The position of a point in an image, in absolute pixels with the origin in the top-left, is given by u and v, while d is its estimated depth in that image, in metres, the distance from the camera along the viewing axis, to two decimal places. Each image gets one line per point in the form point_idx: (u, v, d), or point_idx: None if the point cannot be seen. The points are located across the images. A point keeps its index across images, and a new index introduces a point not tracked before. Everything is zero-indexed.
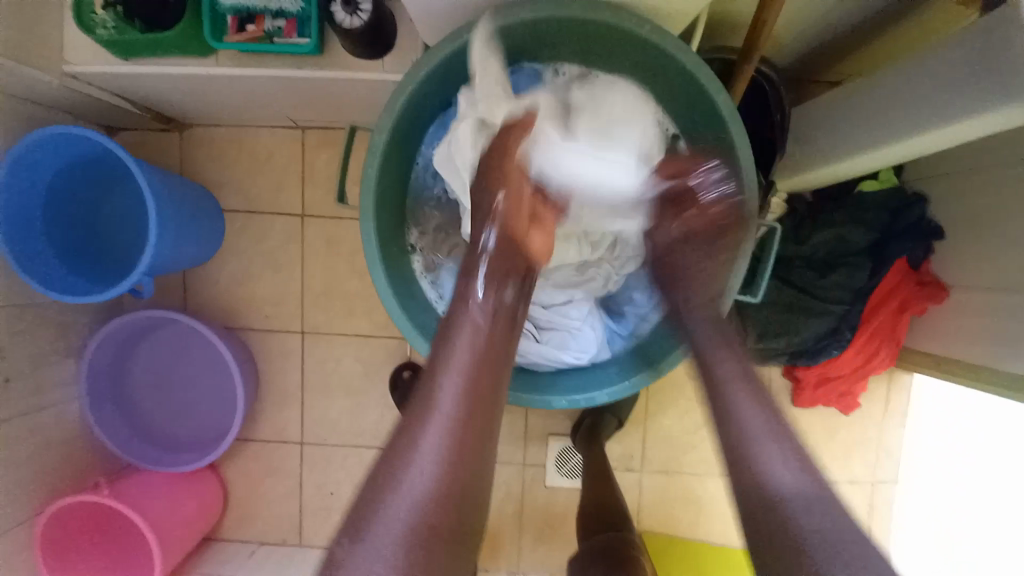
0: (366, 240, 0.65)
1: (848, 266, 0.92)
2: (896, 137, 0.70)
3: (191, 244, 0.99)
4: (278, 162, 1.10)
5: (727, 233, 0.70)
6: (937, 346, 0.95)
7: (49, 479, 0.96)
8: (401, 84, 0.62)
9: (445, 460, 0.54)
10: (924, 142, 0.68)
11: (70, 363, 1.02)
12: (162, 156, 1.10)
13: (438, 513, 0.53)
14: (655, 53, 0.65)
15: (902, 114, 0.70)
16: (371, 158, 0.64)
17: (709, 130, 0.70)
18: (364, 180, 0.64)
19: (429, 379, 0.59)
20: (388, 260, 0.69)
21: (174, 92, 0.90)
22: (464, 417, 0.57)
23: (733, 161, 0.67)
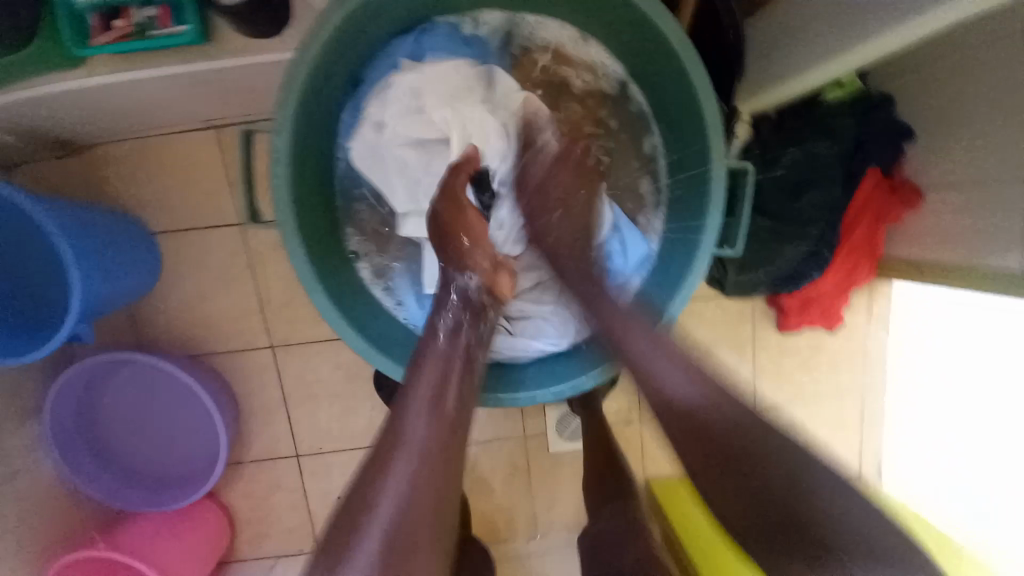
0: (292, 260, 0.58)
1: (823, 184, 0.87)
2: (859, 41, 0.64)
3: (126, 278, 0.91)
4: (202, 170, 0.99)
5: (695, 180, 0.64)
6: (913, 251, 0.93)
7: (40, 545, 0.92)
8: (294, 64, 0.53)
9: (413, 502, 0.50)
10: (886, 45, 0.63)
11: (31, 424, 0.95)
12: (71, 186, 0.99)
13: (408, 560, 0.48)
14: None
15: (863, 17, 0.64)
16: (277, 165, 0.56)
17: (654, 65, 0.63)
18: (275, 189, 0.56)
19: (393, 425, 0.55)
20: (326, 274, 0.63)
21: (58, 112, 0.78)
22: (432, 462, 0.53)
23: (687, 97, 0.60)
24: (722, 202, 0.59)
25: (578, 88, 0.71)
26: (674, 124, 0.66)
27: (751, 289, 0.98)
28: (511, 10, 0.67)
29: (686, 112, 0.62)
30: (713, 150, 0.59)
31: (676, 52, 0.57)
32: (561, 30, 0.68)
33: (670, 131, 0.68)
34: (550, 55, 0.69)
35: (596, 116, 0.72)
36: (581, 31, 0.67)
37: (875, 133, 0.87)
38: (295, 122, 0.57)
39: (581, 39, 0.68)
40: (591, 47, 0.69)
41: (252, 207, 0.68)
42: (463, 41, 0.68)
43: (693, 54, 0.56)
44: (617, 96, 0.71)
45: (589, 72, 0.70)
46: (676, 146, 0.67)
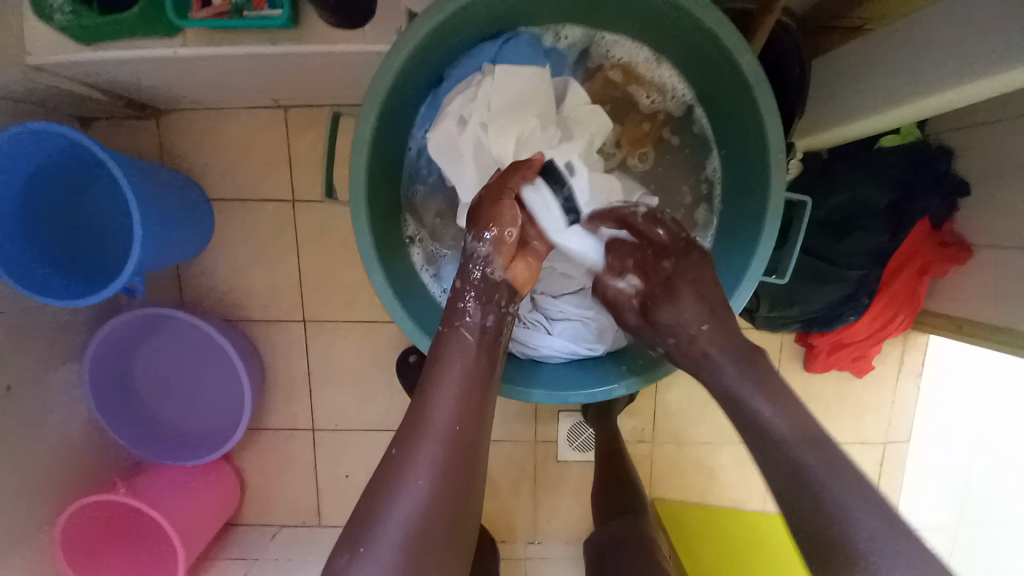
0: (360, 240, 0.61)
1: (867, 229, 0.87)
2: (926, 92, 0.64)
3: (180, 239, 0.95)
4: (262, 145, 1.04)
5: (749, 208, 0.65)
6: (954, 308, 0.92)
7: (66, 482, 0.97)
8: (388, 59, 0.57)
9: (435, 486, 0.53)
10: (958, 97, 0.62)
11: (73, 366, 1.00)
12: (141, 147, 1.05)
13: (424, 537, 0.52)
14: (668, 7, 0.58)
15: (936, 67, 0.64)
16: (359, 149, 0.59)
17: (726, 94, 0.64)
18: (354, 169, 0.60)
19: (419, 405, 0.57)
20: (386, 256, 0.65)
21: (144, 76, 0.83)
22: (452, 448, 0.55)
23: (754, 129, 0.61)
24: (775, 237, 0.60)
25: (646, 107, 0.73)
26: (737, 155, 0.67)
27: (782, 325, 0.97)
28: (591, 27, 0.69)
29: (750, 143, 0.63)
30: (773, 183, 0.60)
31: (749, 85, 0.58)
32: (636, 51, 0.69)
33: (730, 162, 0.69)
34: (623, 72, 0.71)
35: (659, 135, 0.74)
36: (657, 53, 0.69)
37: (927, 185, 0.86)
38: (378, 114, 0.60)
39: (656, 61, 0.69)
40: (663, 69, 0.70)
41: (329, 187, 0.73)
42: (542, 52, 0.69)
43: (766, 89, 0.57)
44: (682, 118, 0.73)
45: (658, 93, 0.72)
46: (734, 178, 0.69)
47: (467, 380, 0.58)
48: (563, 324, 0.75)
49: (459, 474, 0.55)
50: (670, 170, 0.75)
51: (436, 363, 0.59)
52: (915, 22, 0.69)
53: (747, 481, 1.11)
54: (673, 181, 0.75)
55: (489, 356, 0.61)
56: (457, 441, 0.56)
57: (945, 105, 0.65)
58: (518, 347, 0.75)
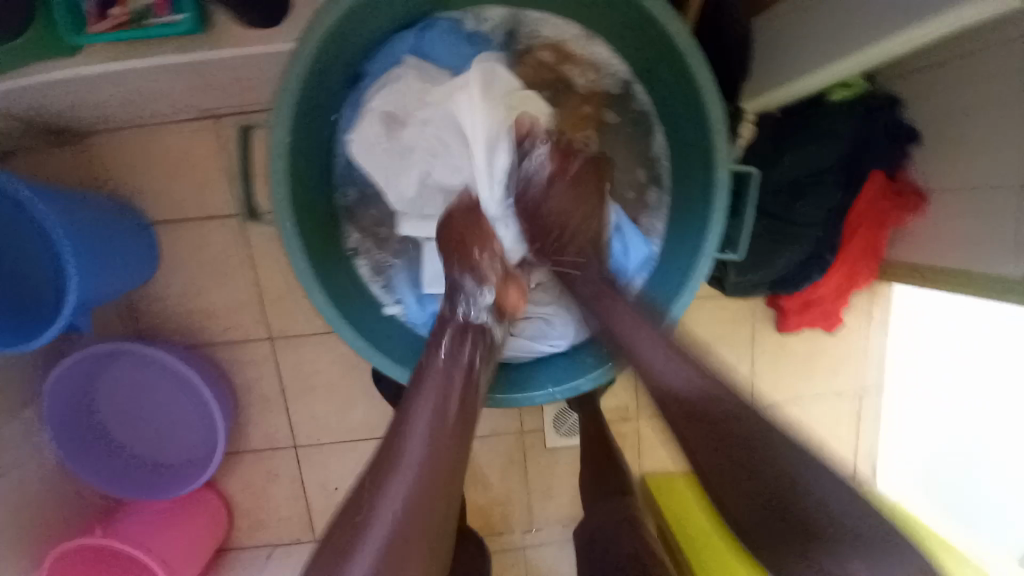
0: (291, 260, 0.58)
1: (825, 185, 0.87)
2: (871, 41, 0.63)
3: (124, 269, 0.90)
4: (201, 160, 0.99)
5: (697, 183, 0.63)
6: (915, 255, 0.93)
7: (40, 533, 0.93)
8: (294, 59, 0.53)
9: (416, 500, 0.45)
10: (903, 44, 0.61)
11: (29, 413, 0.95)
12: (69, 174, 0.98)
13: (409, 568, 0.42)
14: None
15: (875, 17, 0.63)
16: (275, 161, 0.55)
17: (660, 66, 0.62)
18: (273, 181, 0.56)
19: (395, 428, 0.51)
20: (325, 271, 0.63)
21: (57, 99, 0.77)
22: (437, 458, 0.49)
23: (691, 101, 0.59)
24: (726, 210, 0.59)
25: (582, 87, 0.70)
26: (681, 129, 0.65)
27: (750, 291, 0.97)
28: (515, 6, 0.67)
29: (690, 115, 0.61)
30: (717, 154, 0.58)
31: (682, 54, 0.56)
32: (566, 28, 0.67)
33: (674, 136, 0.67)
34: (554, 52, 0.69)
35: (601, 116, 0.72)
36: (586, 28, 0.67)
37: (876, 137, 0.86)
38: (293, 120, 0.57)
39: (586, 37, 0.67)
40: (597, 45, 0.68)
41: (249, 206, 0.69)
42: (465, 37, 0.68)
43: (701, 58, 0.55)
44: (621, 96, 0.70)
45: (593, 71, 0.69)
46: (682, 155, 0.66)
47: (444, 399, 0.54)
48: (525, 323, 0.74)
49: (443, 493, 0.47)
50: (616, 151, 0.72)
51: (418, 379, 0.56)
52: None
53: None
54: (620, 163, 0.73)
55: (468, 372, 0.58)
56: (443, 449, 0.50)
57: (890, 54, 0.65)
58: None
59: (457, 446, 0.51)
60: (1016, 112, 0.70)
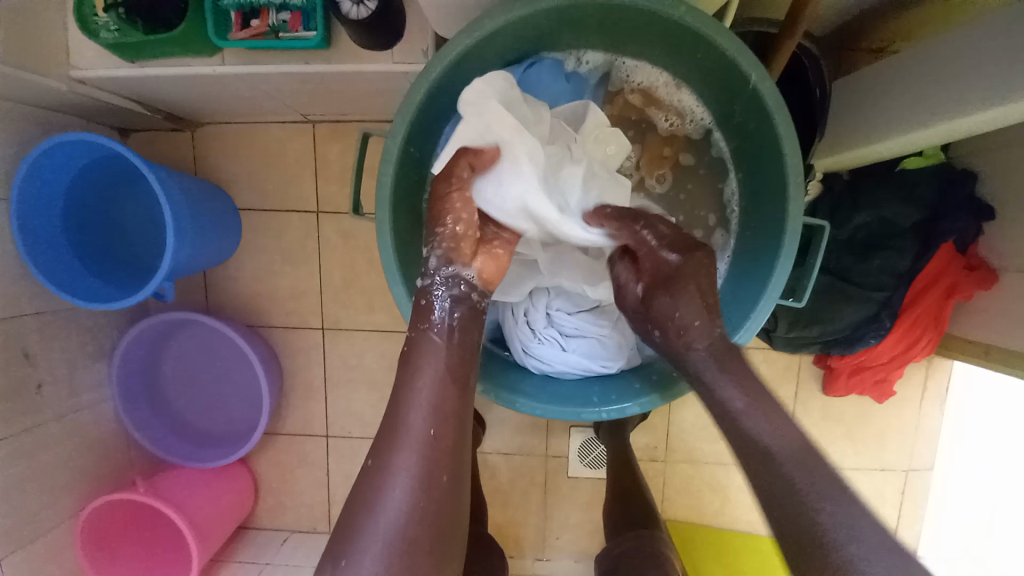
0: (383, 258, 0.63)
1: (893, 248, 0.86)
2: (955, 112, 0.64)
3: (210, 245, 0.99)
4: (290, 157, 1.08)
5: (765, 231, 0.65)
6: (980, 333, 0.90)
7: (90, 478, 1.00)
8: (415, 85, 0.59)
9: (418, 491, 0.52)
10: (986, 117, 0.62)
11: (101, 366, 1.04)
12: (176, 156, 1.09)
13: (414, 546, 0.51)
14: (691, 35, 0.59)
15: (964, 90, 0.64)
16: (384, 165, 0.61)
17: (746, 120, 0.65)
18: (379, 188, 0.62)
19: (398, 405, 0.56)
20: (408, 269, 0.68)
21: (183, 90, 0.87)
22: (434, 450, 0.54)
23: (772, 155, 0.61)
24: (793, 258, 0.60)
25: (664, 129, 0.74)
26: (755, 178, 0.67)
27: (800, 346, 0.96)
28: (612, 53, 0.71)
29: (771, 168, 0.63)
30: (792, 207, 0.60)
31: (770, 111, 0.58)
32: (657, 74, 0.71)
33: (746, 183, 0.70)
34: (642, 95, 0.73)
35: (677, 157, 0.76)
36: (676, 77, 0.70)
37: (953, 207, 0.85)
38: (404, 134, 0.62)
39: (675, 85, 0.71)
40: (683, 93, 0.72)
41: (355, 203, 0.75)
42: (564, 75, 0.72)
43: (788, 117, 0.57)
44: (701, 140, 0.74)
45: (677, 115, 0.73)
46: (753, 205, 0.69)
47: (443, 384, 0.57)
48: (577, 340, 0.76)
49: (441, 485, 0.54)
50: (690, 190, 0.76)
51: (410, 362, 0.58)
52: (943, 43, 0.69)
53: None
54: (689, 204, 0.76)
55: (460, 355, 0.60)
56: (437, 448, 0.55)
57: (972, 126, 0.65)
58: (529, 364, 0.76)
59: (457, 439, 0.56)
60: None
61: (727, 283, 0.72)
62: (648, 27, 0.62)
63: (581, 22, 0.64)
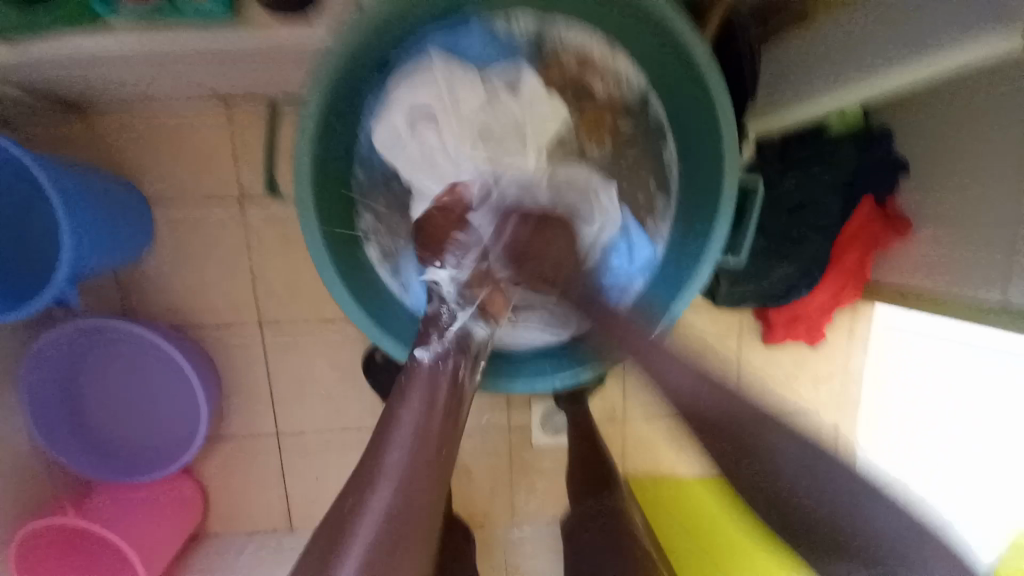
0: (310, 244, 0.61)
1: (821, 204, 0.91)
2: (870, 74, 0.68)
3: (117, 242, 0.88)
4: (204, 139, 0.97)
5: (706, 195, 0.66)
6: (897, 279, 0.97)
7: (8, 511, 0.90)
8: (330, 54, 0.55)
9: (404, 490, 0.52)
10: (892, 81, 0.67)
11: (3, 386, 0.92)
12: (66, 143, 0.96)
13: (397, 544, 0.49)
14: None
15: (873, 54, 0.68)
16: (302, 144, 0.58)
17: (678, 82, 0.65)
18: (299, 170, 0.58)
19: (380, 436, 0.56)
20: (340, 255, 0.65)
21: (66, 69, 0.75)
22: (420, 446, 0.55)
23: (706, 117, 0.62)
24: (731, 217, 0.62)
25: (601, 95, 0.71)
26: (691, 140, 0.68)
27: (740, 303, 1.01)
28: (542, 13, 0.68)
29: (705, 132, 0.63)
30: (724, 170, 0.61)
31: (700, 73, 0.59)
32: (591, 37, 0.68)
33: (686, 148, 0.69)
34: (577, 59, 0.69)
35: (616, 124, 0.72)
36: (610, 39, 0.68)
37: (869, 163, 0.90)
38: (321, 108, 0.58)
39: (608, 46, 0.68)
40: (618, 55, 0.69)
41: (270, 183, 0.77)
42: (493, 38, 0.69)
43: (718, 78, 0.58)
44: (639, 106, 0.71)
45: (613, 80, 0.70)
46: (692, 167, 0.69)
47: (426, 413, 0.57)
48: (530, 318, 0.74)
49: (430, 479, 0.53)
50: (628, 159, 0.74)
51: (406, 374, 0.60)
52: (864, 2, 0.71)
53: None
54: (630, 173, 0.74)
55: (455, 371, 0.61)
56: (425, 448, 0.55)
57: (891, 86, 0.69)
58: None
59: (447, 439, 0.57)
60: (1002, 149, 0.75)
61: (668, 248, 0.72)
62: None
63: None
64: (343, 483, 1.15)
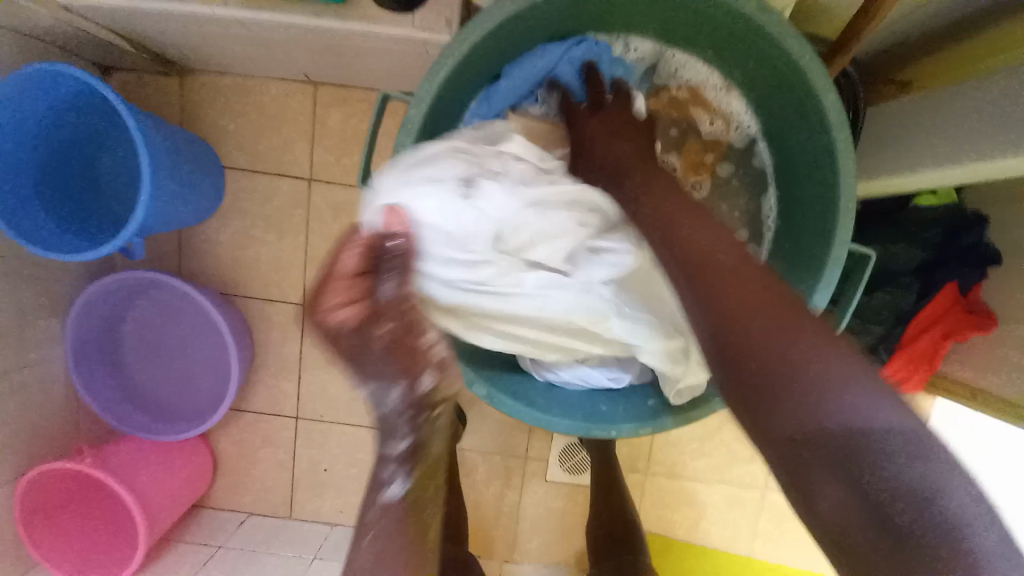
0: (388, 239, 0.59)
1: (895, 285, 0.87)
2: (966, 158, 0.64)
3: (188, 202, 0.91)
4: (288, 119, 1.01)
5: (805, 258, 0.63)
6: (968, 375, 0.90)
7: (34, 443, 0.91)
8: (450, 50, 0.55)
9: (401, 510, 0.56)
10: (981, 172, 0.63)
11: (56, 321, 0.95)
12: (161, 103, 1.01)
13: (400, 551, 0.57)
14: (750, 33, 0.58)
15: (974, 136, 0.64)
16: (405, 133, 0.57)
17: (797, 131, 0.62)
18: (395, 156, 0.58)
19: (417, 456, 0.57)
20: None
21: (175, 30, 0.79)
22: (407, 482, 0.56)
23: (823, 172, 0.59)
24: (830, 294, 0.57)
25: (707, 132, 0.73)
26: (795, 190, 0.66)
27: None
28: (662, 44, 0.70)
29: (815, 185, 0.61)
30: (840, 232, 0.56)
31: (829, 123, 0.55)
32: (709, 75, 0.70)
33: (784, 194, 0.69)
34: (689, 93, 0.71)
35: (716, 165, 0.73)
36: (727, 80, 0.70)
37: (958, 250, 0.84)
38: (433, 100, 0.58)
39: (725, 88, 0.70)
40: (732, 97, 0.71)
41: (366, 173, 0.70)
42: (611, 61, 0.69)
43: (846, 133, 0.55)
44: (742, 150, 0.73)
45: (723, 121, 0.72)
46: (791, 223, 0.67)
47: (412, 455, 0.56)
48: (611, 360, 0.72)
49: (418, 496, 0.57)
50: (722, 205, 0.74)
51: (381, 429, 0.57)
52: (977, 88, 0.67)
53: (735, 527, 1.08)
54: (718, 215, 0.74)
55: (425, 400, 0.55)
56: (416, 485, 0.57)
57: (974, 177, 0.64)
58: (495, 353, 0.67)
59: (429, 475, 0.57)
60: None
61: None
62: (710, 15, 0.60)
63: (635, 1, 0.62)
64: (349, 479, 1.13)
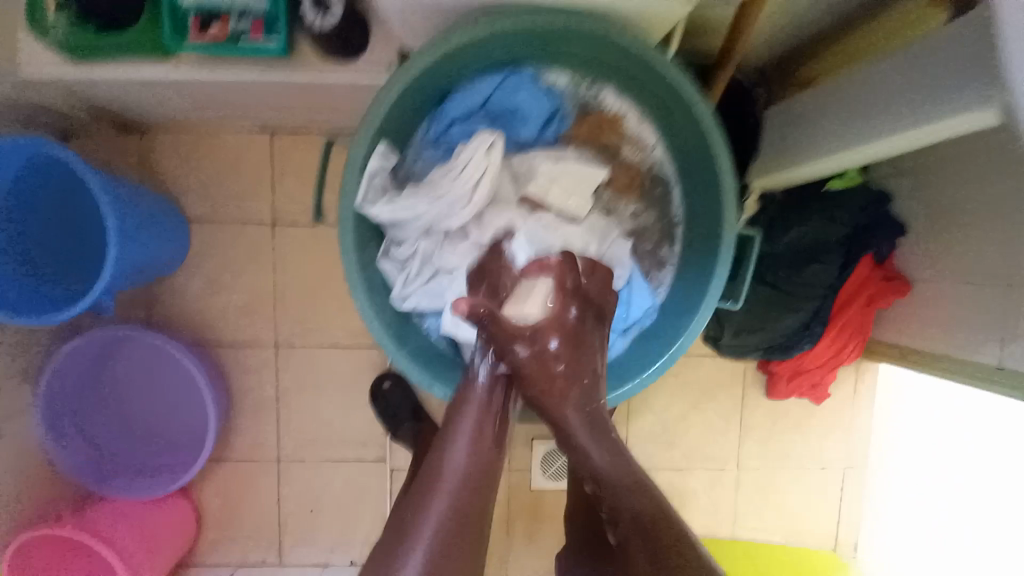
0: (341, 215, 0.66)
1: (825, 258, 0.94)
2: (851, 145, 0.75)
3: (153, 255, 0.93)
4: (246, 167, 1.05)
5: (704, 251, 0.73)
6: (897, 334, 0.99)
7: (7, 515, 0.89)
8: (383, 94, 0.62)
9: (450, 524, 0.59)
10: (866, 153, 0.74)
11: (26, 387, 0.95)
12: (120, 163, 1.05)
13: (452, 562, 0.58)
14: (646, 67, 0.67)
15: (854, 127, 0.75)
16: (351, 173, 0.65)
17: (697, 150, 0.72)
18: (343, 195, 0.66)
19: (424, 486, 0.62)
20: (359, 248, 0.70)
21: (131, 96, 0.83)
22: (463, 500, 0.61)
23: (717, 191, 0.69)
24: (724, 280, 0.68)
25: (628, 157, 0.80)
26: (698, 197, 0.75)
27: (745, 351, 1.02)
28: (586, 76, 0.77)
29: (713, 196, 0.71)
30: (728, 217, 0.68)
31: (712, 144, 0.67)
32: (625, 104, 0.77)
33: (691, 208, 0.77)
34: (611, 120, 0.78)
35: (643, 182, 0.81)
36: (642, 109, 0.77)
37: (871, 225, 0.94)
38: (373, 132, 0.65)
39: (642, 117, 0.78)
40: (647, 126, 0.78)
41: (318, 206, 0.75)
42: (542, 90, 0.76)
43: (727, 154, 0.66)
44: (658, 171, 0.80)
45: (638, 147, 0.80)
46: (698, 235, 0.76)
47: (457, 488, 0.61)
48: None
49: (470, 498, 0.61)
50: (644, 217, 0.81)
51: (444, 438, 0.65)
52: (839, 87, 0.80)
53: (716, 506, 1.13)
54: (636, 226, 0.81)
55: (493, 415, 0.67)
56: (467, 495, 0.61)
57: (872, 153, 0.74)
58: (424, 306, 0.77)
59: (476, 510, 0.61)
60: (988, 212, 0.80)
61: (669, 295, 0.79)
62: (604, 47, 0.68)
63: (554, 41, 0.69)
64: (337, 513, 1.13)
